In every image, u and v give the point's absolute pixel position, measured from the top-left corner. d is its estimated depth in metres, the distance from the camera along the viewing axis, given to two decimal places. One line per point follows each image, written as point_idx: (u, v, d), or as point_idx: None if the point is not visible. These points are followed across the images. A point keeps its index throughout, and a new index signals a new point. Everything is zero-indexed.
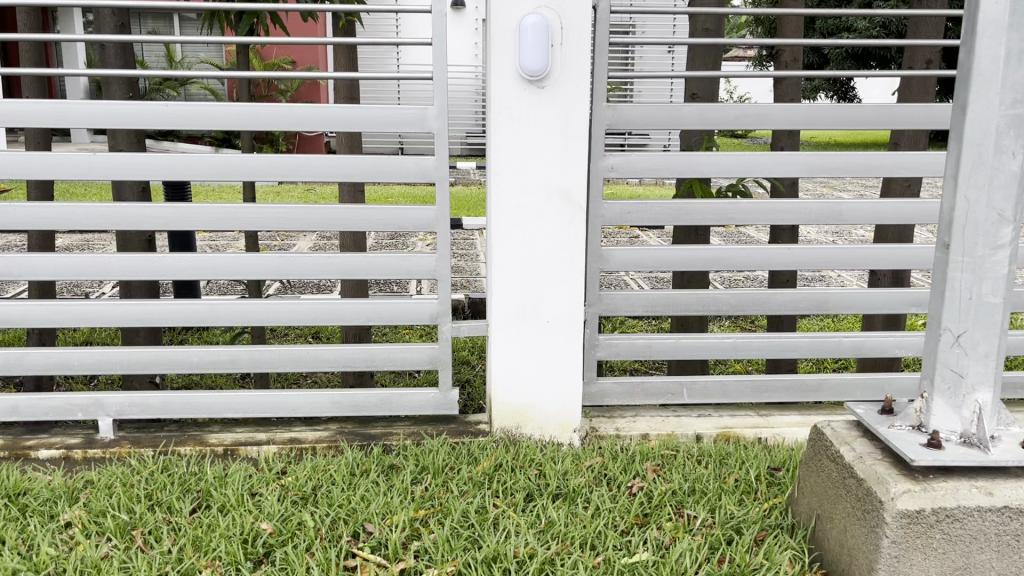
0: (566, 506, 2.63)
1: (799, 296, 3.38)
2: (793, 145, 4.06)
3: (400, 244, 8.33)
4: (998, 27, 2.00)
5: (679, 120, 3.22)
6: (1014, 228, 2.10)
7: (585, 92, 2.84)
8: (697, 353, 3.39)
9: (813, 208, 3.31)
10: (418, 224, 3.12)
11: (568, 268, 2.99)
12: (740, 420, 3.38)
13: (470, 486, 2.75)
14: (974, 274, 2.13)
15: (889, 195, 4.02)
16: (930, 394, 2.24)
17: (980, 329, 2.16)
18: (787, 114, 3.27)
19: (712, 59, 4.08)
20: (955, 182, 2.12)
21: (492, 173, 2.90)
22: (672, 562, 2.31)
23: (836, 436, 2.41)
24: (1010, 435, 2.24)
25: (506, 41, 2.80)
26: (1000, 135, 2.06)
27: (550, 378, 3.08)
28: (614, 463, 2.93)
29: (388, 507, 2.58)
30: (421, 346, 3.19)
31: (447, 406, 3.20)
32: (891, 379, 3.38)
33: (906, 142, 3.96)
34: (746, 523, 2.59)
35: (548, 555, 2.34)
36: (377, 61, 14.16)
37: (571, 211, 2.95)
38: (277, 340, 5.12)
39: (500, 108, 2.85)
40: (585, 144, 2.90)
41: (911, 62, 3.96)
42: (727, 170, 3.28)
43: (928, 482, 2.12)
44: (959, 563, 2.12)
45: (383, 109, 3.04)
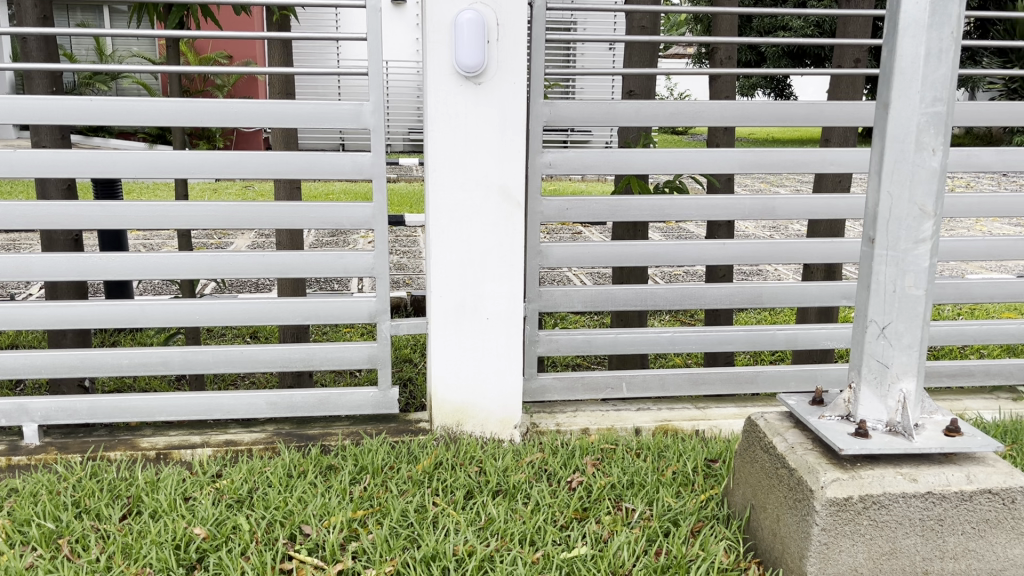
0: (505, 502, 2.63)
1: (734, 290, 3.44)
2: (728, 142, 4.13)
3: (341, 241, 8.24)
4: (918, 27, 2.06)
5: (615, 116, 3.24)
6: (934, 222, 2.17)
7: (522, 89, 2.84)
8: (636, 347, 3.42)
9: (747, 203, 3.37)
10: (355, 221, 3.09)
11: (507, 265, 2.99)
12: (678, 413, 3.42)
13: (410, 485, 2.74)
14: (897, 267, 2.19)
15: (821, 190, 4.12)
16: (858, 384, 2.30)
17: (904, 320, 2.22)
18: (721, 110, 3.31)
19: (648, 56, 4.12)
20: (879, 177, 2.17)
21: (429, 170, 2.88)
22: (610, 555, 2.33)
23: (769, 427, 2.47)
24: (934, 423, 2.32)
25: (442, 36, 2.79)
26: (921, 132, 2.12)
27: (490, 375, 3.08)
28: (554, 459, 2.95)
29: (326, 508, 2.55)
30: (360, 345, 3.17)
31: (387, 405, 3.17)
32: (823, 370, 3.47)
33: (836, 139, 4.06)
34: (683, 515, 2.63)
35: (487, 552, 2.34)
36: (318, 57, 14.00)
37: (509, 207, 2.95)
38: (213, 340, 5.03)
39: (437, 104, 2.83)
40: (523, 141, 2.90)
41: (840, 60, 4.06)
42: (664, 167, 3.32)
43: (856, 470, 2.17)
44: (886, 548, 2.18)
45: (318, 105, 2.99)
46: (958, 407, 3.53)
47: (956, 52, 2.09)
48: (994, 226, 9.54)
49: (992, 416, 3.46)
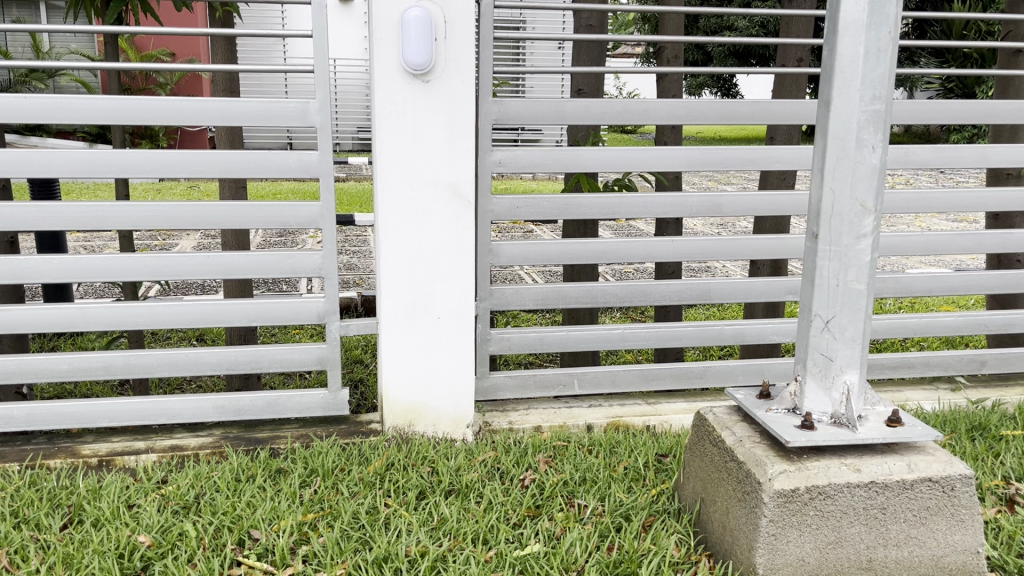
0: (458, 502, 2.62)
1: (683, 287, 3.47)
2: (676, 140, 4.16)
3: (289, 241, 8.13)
4: (857, 27, 2.10)
5: (564, 115, 3.25)
6: (875, 218, 2.21)
7: (470, 87, 2.83)
8: (588, 345, 3.44)
9: (695, 201, 3.41)
10: (302, 221, 3.05)
11: (458, 263, 2.98)
12: (629, 409, 3.45)
13: (361, 487, 2.71)
14: (840, 262, 2.24)
15: (766, 187, 4.19)
16: (803, 377, 2.35)
17: (847, 313, 2.26)
18: (669, 109, 3.35)
19: (597, 55, 4.14)
20: (822, 174, 2.22)
21: (378, 169, 2.86)
22: (562, 552, 2.34)
23: (717, 421, 2.51)
24: (877, 415, 2.37)
25: (389, 34, 2.76)
26: (861, 129, 2.16)
27: (441, 375, 3.06)
28: (506, 457, 2.95)
29: (275, 512, 2.51)
30: (309, 346, 3.13)
31: (337, 407, 3.13)
32: (770, 365, 3.53)
33: (780, 137, 4.12)
34: (635, 510, 2.65)
35: (440, 552, 2.33)
36: (264, 55, 13.80)
37: (459, 206, 2.94)
38: (158, 343, 4.93)
39: (384, 102, 2.81)
40: (472, 140, 2.89)
41: (784, 59, 4.13)
42: (612, 165, 3.34)
43: (802, 462, 2.22)
44: (831, 537, 2.22)
45: (264, 103, 2.94)
46: (900, 398, 3.62)
47: (894, 51, 2.14)
48: (932, 223, 9.78)
49: (932, 407, 3.55)
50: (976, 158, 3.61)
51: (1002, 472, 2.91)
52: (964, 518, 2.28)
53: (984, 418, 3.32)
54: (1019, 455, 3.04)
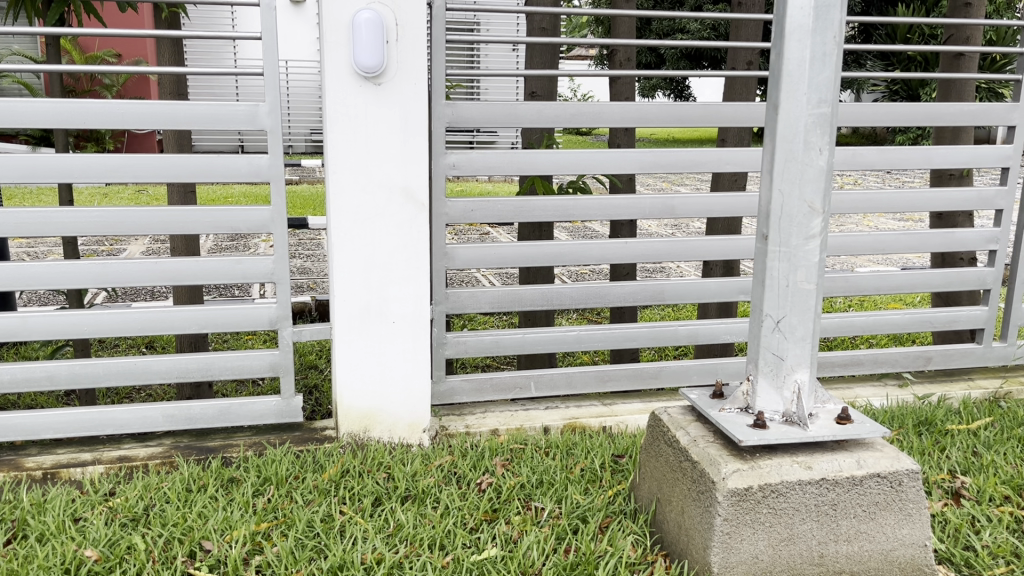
0: (414, 508, 2.60)
1: (637, 288, 3.50)
2: (629, 142, 4.19)
3: (241, 245, 8.02)
4: (803, 32, 2.14)
5: (517, 117, 3.25)
6: (823, 219, 2.25)
7: (422, 90, 2.82)
8: (544, 347, 3.44)
9: (648, 203, 3.44)
10: (253, 226, 3.01)
11: (413, 266, 2.96)
12: (585, 410, 3.46)
13: (316, 494, 2.68)
14: (790, 262, 2.27)
15: (718, 189, 4.24)
16: (755, 377, 2.38)
17: (797, 313, 2.30)
18: (621, 112, 3.36)
19: (549, 57, 4.15)
20: (771, 176, 2.25)
21: (329, 172, 2.83)
22: (520, 556, 2.33)
23: (672, 421, 2.53)
24: (827, 413, 2.41)
25: (340, 36, 2.74)
26: (808, 132, 2.20)
27: (397, 379, 3.04)
28: (463, 461, 2.93)
29: (228, 522, 2.47)
30: (261, 353, 3.08)
31: (291, 414, 3.10)
32: (723, 364, 3.57)
33: (731, 138, 4.17)
34: (592, 512, 2.66)
35: (396, 559, 2.31)
36: (214, 56, 13.59)
37: (413, 209, 2.92)
38: (105, 351, 4.82)
39: (335, 104, 2.78)
40: (425, 143, 2.87)
41: (734, 62, 4.18)
42: (566, 168, 3.35)
43: (755, 461, 2.24)
44: (784, 535, 2.25)
45: (212, 106, 2.89)
46: (849, 395, 3.69)
47: (839, 55, 2.18)
48: (880, 222, 10.00)
49: (880, 403, 3.62)
50: (921, 159, 3.69)
51: (948, 466, 2.98)
52: (911, 512, 2.33)
53: (930, 413, 3.39)
54: (964, 449, 3.12)
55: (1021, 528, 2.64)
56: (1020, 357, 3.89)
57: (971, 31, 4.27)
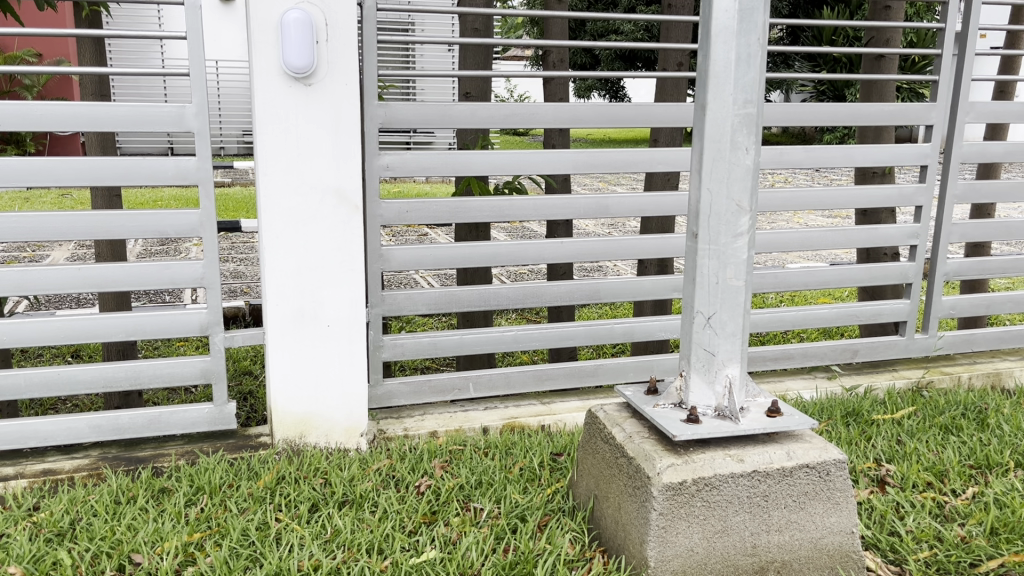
0: (352, 513, 2.58)
1: (573, 288, 3.52)
2: (563, 142, 4.21)
3: (172, 249, 7.84)
4: (728, 33, 2.18)
5: (451, 118, 3.24)
6: (750, 217, 2.30)
7: (354, 91, 2.80)
8: (481, 347, 3.45)
9: (582, 202, 3.46)
10: (181, 230, 2.94)
11: (347, 269, 2.93)
12: (524, 409, 3.47)
13: (251, 502, 2.63)
14: (719, 260, 2.31)
15: (651, 189, 4.30)
16: (687, 373, 2.42)
17: (727, 310, 2.34)
18: (555, 112, 3.38)
19: (483, 58, 4.15)
20: (700, 175, 2.29)
21: (260, 174, 2.78)
22: (459, 557, 2.33)
23: (608, 418, 2.56)
24: (757, 406, 2.46)
25: (268, 36, 2.70)
26: (735, 132, 2.24)
27: (332, 384, 3.00)
28: (401, 464, 2.91)
29: (159, 533, 2.41)
30: (192, 360, 3.01)
31: (224, 421, 3.04)
32: (658, 360, 3.62)
33: (663, 138, 4.21)
34: (530, 510, 2.67)
35: (333, 564, 2.29)
36: (141, 55, 13.24)
37: (346, 211, 2.89)
38: (28, 361, 4.66)
39: (265, 106, 2.73)
40: (358, 144, 2.85)
41: (664, 64, 4.24)
42: (501, 169, 3.35)
43: (689, 455, 2.28)
44: (718, 527, 2.29)
45: (135, 107, 2.81)
46: (780, 388, 3.77)
47: (763, 57, 2.23)
48: (809, 219, 10.28)
49: (810, 395, 3.72)
50: (845, 158, 3.80)
51: (874, 455, 3.08)
52: (839, 500, 2.40)
53: (858, 404, 3.50)
54: (889, 438, 3.22)
55: (942, 513, 2.75)
56: (941, 347, 4.04)
57: (890, 34, 4.42)
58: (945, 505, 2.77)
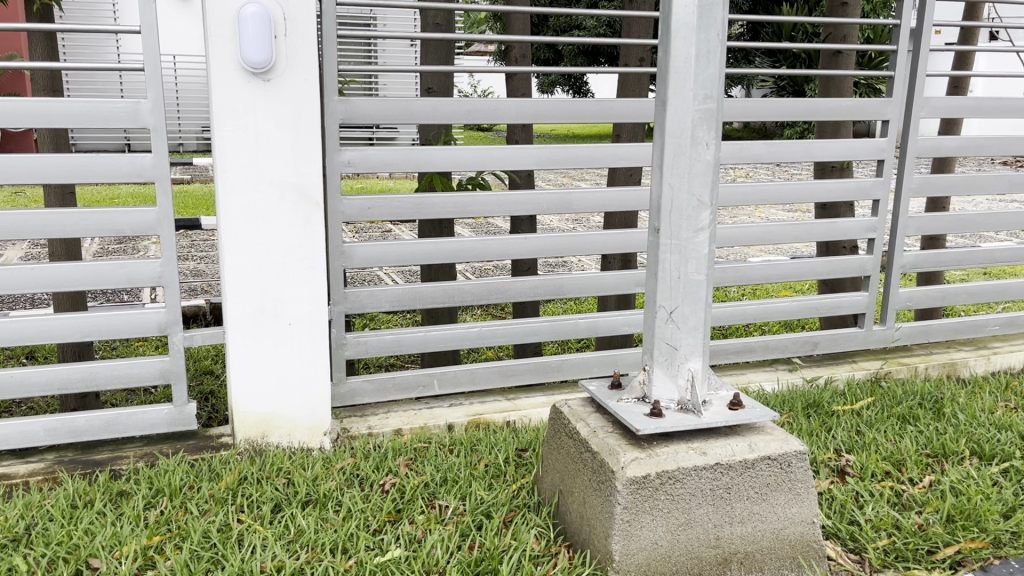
0: (316, 512, 2.55)
1: (538, 283, 3.52)
2: (526, 138, 4.21)
3: (130, 248, 7.71)
4: (688, 29, 2.20)
5: (412, 113, 3.21)
6: (711, 212, 2.32)
7: (314, 86, 2.77)
8: (446, 344, 3.43)
9: (545, 198, 3.46)
10: (138, 228, 2.88)
11: (309, 267, 2.90)
12: (489, 405, 3.47)
13: (212, 503, 2.60)
14: (681, 255, 2.33)
15: (614, 184, 4.31)
16: (651, 367, 2.43)
17: (688, 304, 2.36)
18: (517, 107, 3.38)
19: (445, 53, 4.13)
20: (661, 171, 2.30)
21: (218, 171, 2.74)
22: (424, 555, 2.32)
23: (572, 413, 2.57)
24: (719, 400, 2.49)
25: (225, 31, 2.65)
26: (695, 128, 2.25)
27: (294, 383, 2.97)
28: (365, 463, 2.89)
29: (117, 537, 2.37)
30: (150, 360, 2.96)
31: (184, 422, 2.99)
32: (622, 355, 3.64)
33: (626, 134, 4.22)
34: (496, 507, 2.66)
35: (297, 565, 2.27)
36: (96, 49, 12.99)
37: (307, 208, 2.86)
38: None
39: (222, 101, 2.69)
40: (318, 141, 2.82)
41: (626, 59, 4.25)
42: (463, 165, 3.34)
43: (652, 449, 2.30)
44: (681, 520, 2.31)
45: (88, 103, 2.75)
46: (743, 380, 3.82)
47: (722, 53, 2.24)
48: (770, 213, 10.41)
49: (772, 387, 3.77)
50: (805, 153, 3.84)
51: (833, 445, 3.12)
52: (800, 491, 2.43)
53: (818, 396, 3.55)
54: (849, 428, 3.28)
55: (900, 501, 2.79)
56: (898, 339, 4.11)
57: (847, 30, 4.47)
58: (903, 494, 2.82)
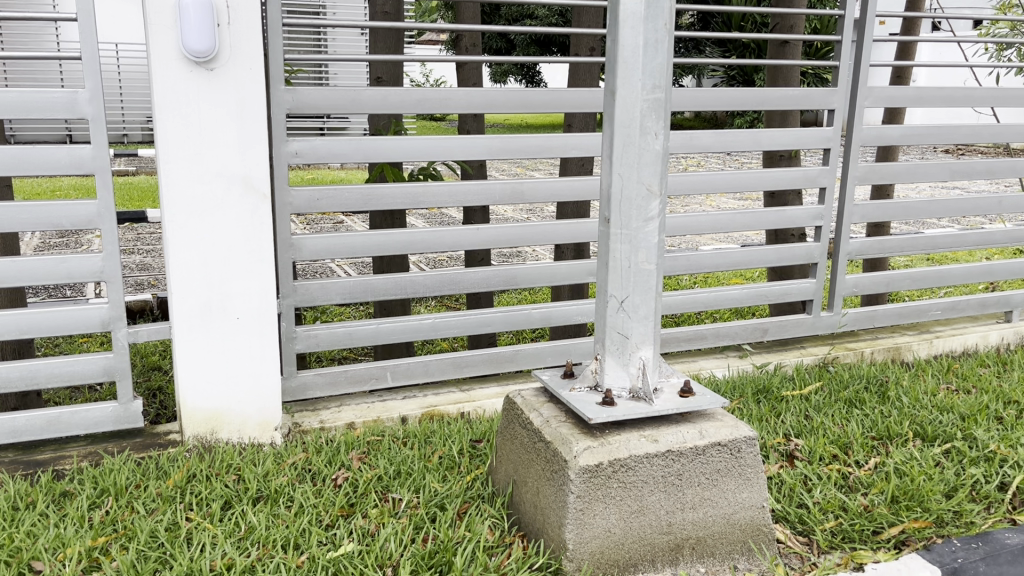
0: (267, 509, 2.52)
1: (491, 273, 3.50)
2: (478, 128, 4.19)
3: (73, 242, 7.51)
4: (636, 19, 2.20)
5: (361, 103, 3.17)
6: (660, 201, 2.33)
7: (259, 76, 2.72)
8: (398, 336, 3.40)
9: (497, 188, 3.44)
10: (78, 221, 2.81)
11: (256, 259, 2.85)
12: (443, 397, 3.45)
13: (160, 502, 2.55)
14: (631, 245, 2.34)
15: (567, 174, 4.31)
16: (602, 356, 2.44)
17: (639, 293, 2.37)
18: (466, 97, 3.35)
19: (394, 42, 4.08)
20: (611, 161, 2.30)
21: (161, 163, 2.67)
22: (377, 549, 2.30)
23: (525, 403, 2.57)
24: (671, 387, 2.51)
25: (166, 19, 2.59)
26: (644, 117, 2.26)
27: (244, 378, 2.93)
28: (318, 457, 2.86)
29: (60, 539, 2.31)
30: (94, 357, 2.89)
31: (130, 419, 2.93)
32: (576, 344, 3.65)
33: (578, 123, 4.22)
34: (449, 498, 2.65)
35: (247, 562, 2.23)
36: (35, 37, 12.62)
37: (253, 199, 2.81)
38: None
39: (164, 91, 2.63)
40: (264, 132, 2.77)
41: (577, 49, 4.25)
42: (414, 155, 3.30)
43: (605, 437, 2.31)
44: (634, 507, 2.33)
45: (23, 93, 2.66)
46: (694, 368, 3.86)
47: (670, 42, 2.25)
48: (721, 201, 10.54)
49: (723, 374, 3.82)
50: (753, 142, 3.88)
51: (783, 430, 3.17)
52: (750, 476, 2.46)
53: (767, 381, 3.61)
54: (797, 413, 3.33)
55: (847, 483, 2.85)
56: (845, 324, 4.19)
57: (794, 20, 4.53)
58: (850, 476, 2.88)
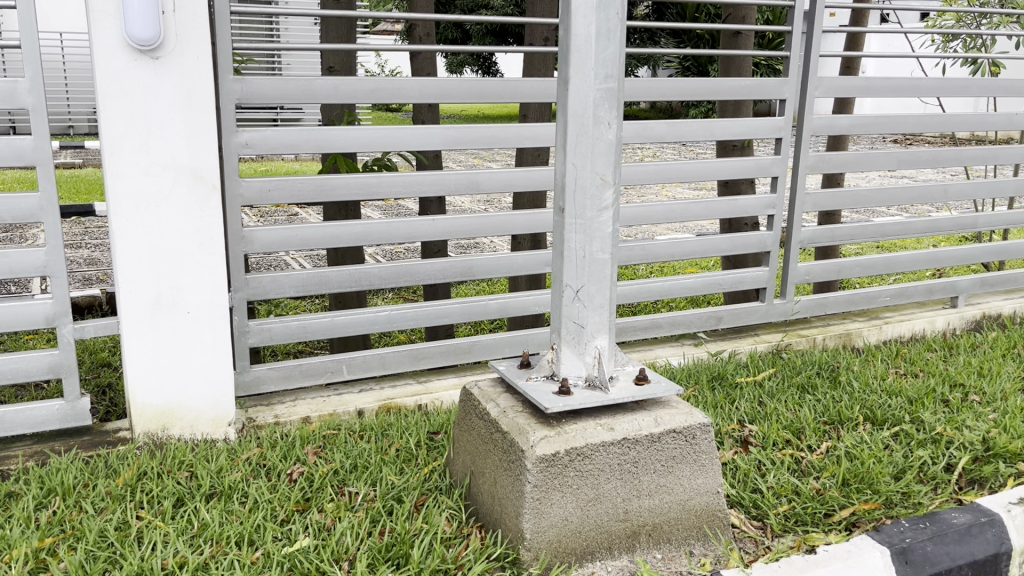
0: (220, 505, 2.48)
1: (447, 264, 3.48)
2: (433, 118, 4.16)
3: (17, 237, 7.30)
4: (588, 8, 2.19)
5: (312, 93, 3.12)
6: (614, 190, 2.34)
7: (207, 64, 2.66)
8: (354, 328, 3.36)
9: (452, 179, 3.42)
10: (19, 215, 2.72)
11: (207, 252, 2.80)
12: (400, 389, 3.43)
13: (109, 501, 2.50)
14: (585, 234, 2.34)
15: (523, 164, 4.31)
16: (558, 346, 2.44)
17: (594, 282, 2.38)
18: (420, 87, 3.31)
19: (347, 31, 4.03)
20: (564, 150, 2.30)
21: (106, 155, 2.61)
22: (333, 543, 2.28)
23: (481, 394, 2.57)
24: (626, 375, 2.53)
25: (108, 6, 2.52)
26: (597, 107, 2.26)
27: (196, 373, 2.88)
28: (273, 452, 2.83)
29: (5, 541, 2.25)
30: (39, 354, 2.81)
31: (77, 417, 2.86)
32: (533, 334, 3.65)
33: (533, 114, 4.21)
34: (406, 491, 2.64)
35: (200, 560, 2.20)
36: None
37: (202, 191, 2.76)
38: None
39: (108, 80, 2.56)
40: (213, 122, 2.72)
41: (532, 38, 4.24)
42: (367, 145, 3.27)
43: (561, 427, 2.32)
44: (591, 495, 2.34)
45: None
46: (650, 356, 3.89)
47: (621, 32, 2.26)
48: (676, 192, 10.62)
49: (678, 362, 3.85)
50: (706, 132, 3.91)
51: (737, 417, 3.22)
52: (705, 462, 2.49)
53: (722, 368, 3.65)
54: (751, 399, 3.38)
55: (800, 468, 2.90)
56: (798, 311, 4.25)
57: (746, 11, 4.57)
58: (802, 460, 2.93)
